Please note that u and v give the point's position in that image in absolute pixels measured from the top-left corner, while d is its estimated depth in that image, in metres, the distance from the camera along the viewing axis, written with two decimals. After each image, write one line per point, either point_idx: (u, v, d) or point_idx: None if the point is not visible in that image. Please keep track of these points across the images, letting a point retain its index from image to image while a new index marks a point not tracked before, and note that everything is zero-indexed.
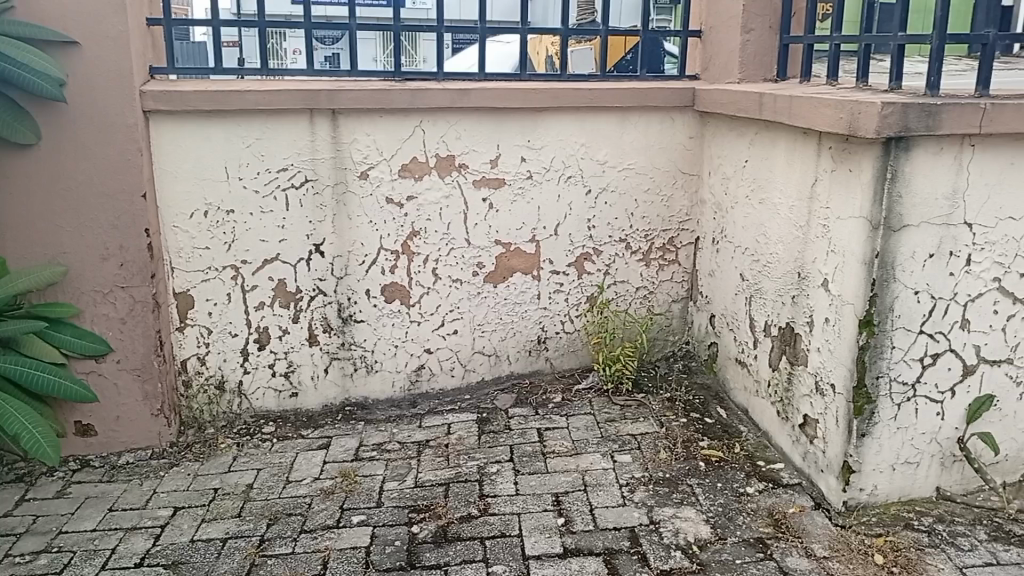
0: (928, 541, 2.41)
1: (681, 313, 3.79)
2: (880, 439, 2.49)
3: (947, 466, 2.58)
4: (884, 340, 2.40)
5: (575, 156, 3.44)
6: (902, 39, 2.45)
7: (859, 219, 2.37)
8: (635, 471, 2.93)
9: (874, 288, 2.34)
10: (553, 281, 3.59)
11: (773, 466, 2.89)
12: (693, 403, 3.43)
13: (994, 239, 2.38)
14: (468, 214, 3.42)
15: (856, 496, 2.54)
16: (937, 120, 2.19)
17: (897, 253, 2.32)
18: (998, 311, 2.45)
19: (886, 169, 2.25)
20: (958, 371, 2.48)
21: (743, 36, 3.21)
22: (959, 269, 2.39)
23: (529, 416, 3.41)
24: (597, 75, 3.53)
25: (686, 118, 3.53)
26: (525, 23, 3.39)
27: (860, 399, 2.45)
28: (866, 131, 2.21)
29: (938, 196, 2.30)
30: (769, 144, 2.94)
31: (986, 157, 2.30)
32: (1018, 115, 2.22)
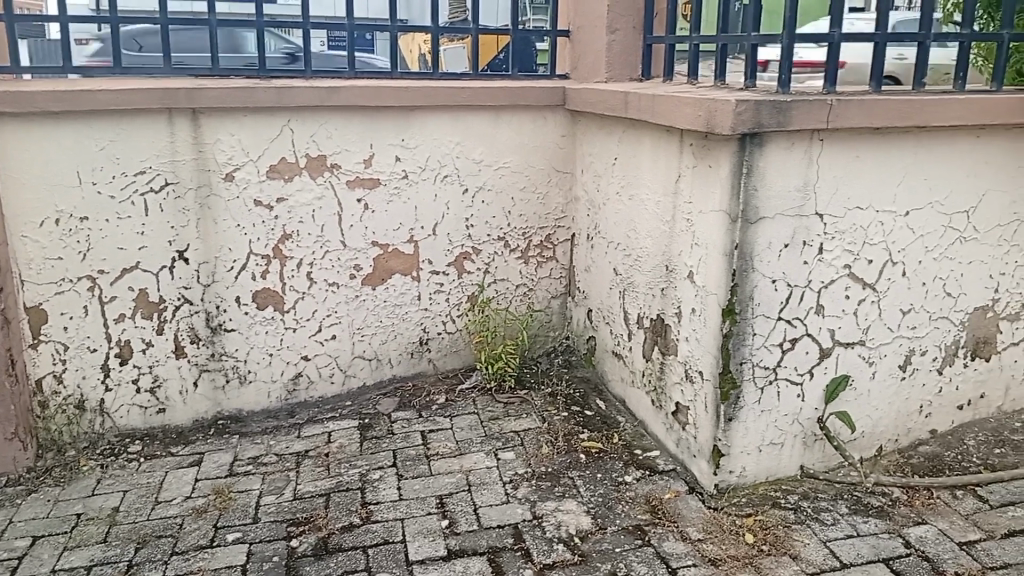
0: (795, 518, 2.54)
1: (561, 308, 3.85)
2: (747, 422, 2.60)
3: (809, 445, 2.72)
4: (746, 328, 2.50)
5: (450, 155, 3.42)
6: (755, 40, 2.57)
7: (719, 213, 2.46)
8: (518, 467, 2.94)
9: (734, 278, 2.45)
10: (433, 281, 3.56)
11: (650, 454, 2.97)
12: (573, 397, 3.48)
13: (843, 228, 2.52)
14: (342, 216, 3.34)
15: (726, 478, 2.64)
16: (787, 117, 2.30)
17: (754, 244, 2.43)
18: (850, 295, 2.60)
19: (742, 164, 2.36)
20: (815, 355, 2.62)
21: (609, 36, 3.27)
22: (812, 258, 2.52)
23: (413, 419, 3.36)
24: (469, 74, 3.53)
25: (557, 116, 3.57)
26: (395, 20, 3.34)
27: (726, 385, 2.54)
28: (722, 128, 2.30)
29: (790, 189, 2.42)
30: (636, 140, 3.01)
31: (834, 151, 2.43)
32: (861, 110, 2.36)
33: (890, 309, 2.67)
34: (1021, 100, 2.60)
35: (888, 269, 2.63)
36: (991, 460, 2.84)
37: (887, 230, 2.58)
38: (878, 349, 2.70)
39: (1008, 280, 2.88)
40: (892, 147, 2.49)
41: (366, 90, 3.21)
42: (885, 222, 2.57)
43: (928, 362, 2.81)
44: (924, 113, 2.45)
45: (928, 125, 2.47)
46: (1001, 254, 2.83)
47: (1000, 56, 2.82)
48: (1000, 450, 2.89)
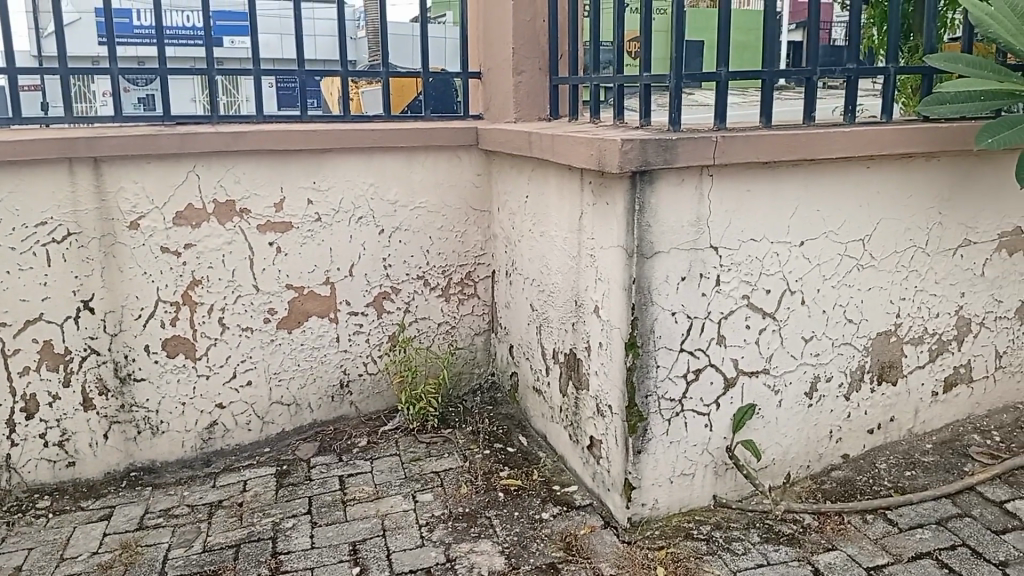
0: (706, 548, 2.54)
1: (485, 345, 3.84)
2: (655, 454, 2.64)
3: (720, 474, 2.76)
4: (649, 360, 2.57)
5: (364, 196, 3.42)
6: (646, 79, 2.68)
7: (618, 248, 2.54)
8: (435, 509, 2.90)
9: (634, 312, 2.52)
10: (352, 322, 3.52)
11: (567, 489, 2.97)
12: (496, 434, 3.46)
13: (739, 260, 2.62)
14: (255, 259, 3.30)
15: (639, 511, 2.66)
16: (673, 154, 2.40)
17: (651, 277, 2.51)
18: (750, 325, 2.69)
19: (634, 201, 2.44)
20: (720, 385, 2.69)
21: (515, 76, 3.40)
22: (710, 290, 2.60)
23: (332, 464, 3.30)
24: (382, 117, 3.56)
25: (473, 155, 3.60)
26: (302, 65, 3.36)
27: (633, 418, 2.59)
28: (612, 166, 2.39)
29: (683, 223, 2.51)
30: (543, 178, 3.11)
31: (723, 186, 2.53)
32: (746, 146, 2.46)
33: (791, 337, 2.76)
34: (906, 131, 2.71)
35: (787, 298, 2.72)
36: (900, 482, 2.89)
37: (783, 261, 2.68)
38: (782, 377, 2.77)
39: (909, 306, 2.96)
40: (781, 179, 2.60)
41: (275, 134, 3.20)
42: (780, 252, 2.67)
43: (835, 388, 2.88)
44: (808, 147, 2.56)
45: (815, 158, 2.58)
46: (900, 279, 2.91)
47: (886, 89, 2.93)
48: (909, 472, 2.95)
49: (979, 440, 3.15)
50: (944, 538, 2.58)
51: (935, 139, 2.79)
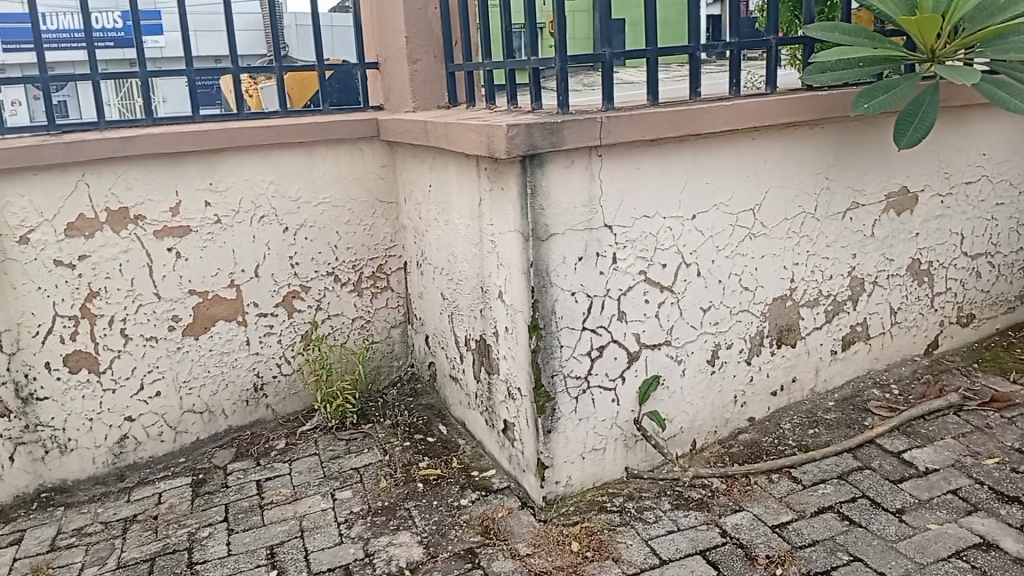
0: (619, 520, 2.61)
1: (402, 337, 3.83)
2: (566, 432, 2.69)
3: (631, 447, 2.83)
4: (552, 341, 2.60)
5: (264, 195, 3.36)
6: (534, 64, 2.71)
7: (515, 233, 2.56)
8: (353, 505, 2.89)
9: (534, 295, 2.55)
10: (262, 324, 3.47)
11: (485, 474, 3.00)
12: (416, 425, 3.46)
13: (633, 237, 2.67)
14: (153, 267, 3.22)
15: (553, 490, 2.71)
16: (560, 137, 2.42)
17: (548, 259, 2.54)
18: (649, 300, 2.75)
19: (526, 185, 2.46)
20: (624, 359, 2.75)
21: (411, 66, 3.40)
22: (607, 268, 2.65)
23: (249, 469, 3.26)
24: (279, 112, 3.49)
25: (375, 147, 3.57)
26: (189, 64, 3.27)
27: (541, 399, 2.63)
28: (500, 151, 2.40)
29: (577, 204, 2.54)
30: (443, 167, 3.11)
31: (613, 165, 2.57)
32: (630, 125, 2.50)
33: (690, 308, 2.84)
34: (786, 101, 2.79)
35: (682, 271, 2.79)
36: (804, 441, 3.01)
37: (677, 235, 2.75)
38: (684, 347, 2.86)
39: (802, 270, 3.07)
40: (670, 155, 2.66)
41: (164, 137, 3.10)
42: (673, 226, 2.73)
43: (735, 354, 2.99)
44: (693, 122, 2.62)
45: (700, 132, 2.64)
46: (791, 245, 3.02)
47: (771, 61, 3.01)
48: (812, 430, 3.06)
49: (878, 394, 3.29)
50: (845, 491, 2.69)
51: (816, 107, 2.88)
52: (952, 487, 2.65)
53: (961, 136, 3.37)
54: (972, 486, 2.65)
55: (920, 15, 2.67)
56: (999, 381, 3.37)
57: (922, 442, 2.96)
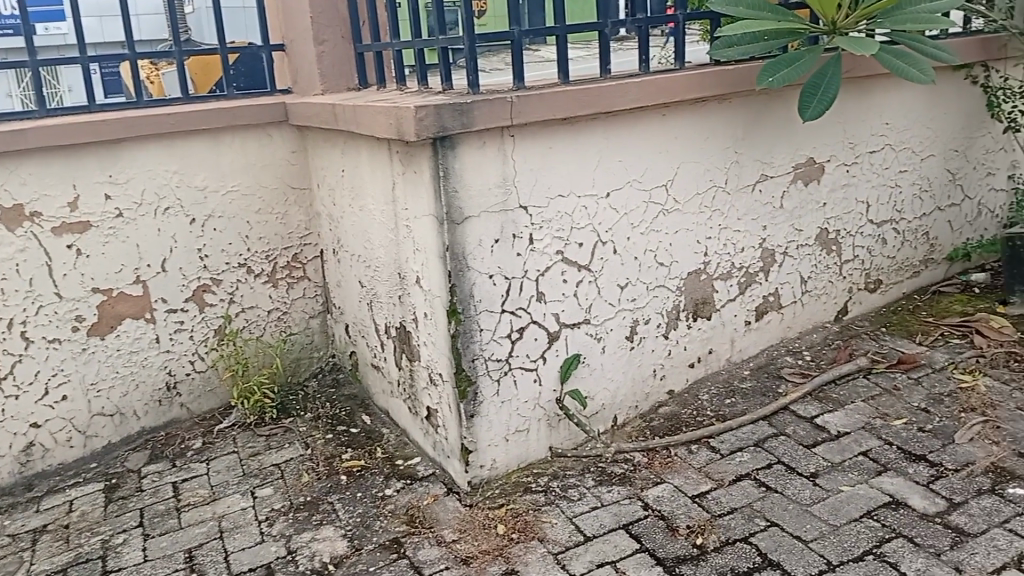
0: (544, 500, 2.62)
1: (321, 327, 3.74)
2: (489, 416, 2.68)
3: (554, 426, 2.84)
4: (471, 325, 2.58)
5: (168, 186, 3.23)
6: (442, 43, 2.66)
7: (429, 217, 2.52)
8: (275, 502, 2.82)
9: (451, 279, 2.52)
10: (172, 320, 3.35)
11: (410, 462, 2.97)
12: (338, 417, 3.40)
13: (549, 217, 2.66)
14: (52, 266, 3.06)
15: (478, 473, 2.71)
16: (470, 118, 2.39)
17: (464, 243, 2.51)
18: (567, 279, 2.75)
19: (438, 168, 2.42)
20: (544, 340, 2.75)
21: (317, 47, 3.30)
22: (524, 249, 2.64)
23: (166, 471, 3.15)
24: (181, 99, 3.34)
25: (283, 133, 3.46)
26: (82, 51, 3.09)
27: (462, 383, 2.61)
28: (409, 134, 2.36)
29: (490, 186, 2.52)
30: (354, 151, 3.04)
31: (525, 146, 2.55)
32: (541, 104, 2.49)
33: (608, 286, 2.86)
34: (694, 78, 2.83)
35: (599, 249, 2.80)
36: (722, 411, 3.07)
37: (592, 213, 2.75)
38: (603, 325, 2.88)
39: (715, 243, 3.12)
40: (581, 134, 2.66)
41: (58, 128, 2.94)
42: (588, 205, 2.74)
43: (654, 329, 3.03)
44: (603, 100, 2.62)
45: (610, 110, 2.65)
46: (704, 220, 3.06)
47: (678, 36, 3.03)
48: (730, 400, 3.13)
49: (792, 361, 3.39)
50: (761, 458, 2.76)
51: (723, 83, 2.92)
52: (863, 449, 2.75)
53: (863, 107, 3.47)
54: (881, 447, 2.75)
55: None
56: (905, 343, 3.50)
57: (834, 406, 3.06)
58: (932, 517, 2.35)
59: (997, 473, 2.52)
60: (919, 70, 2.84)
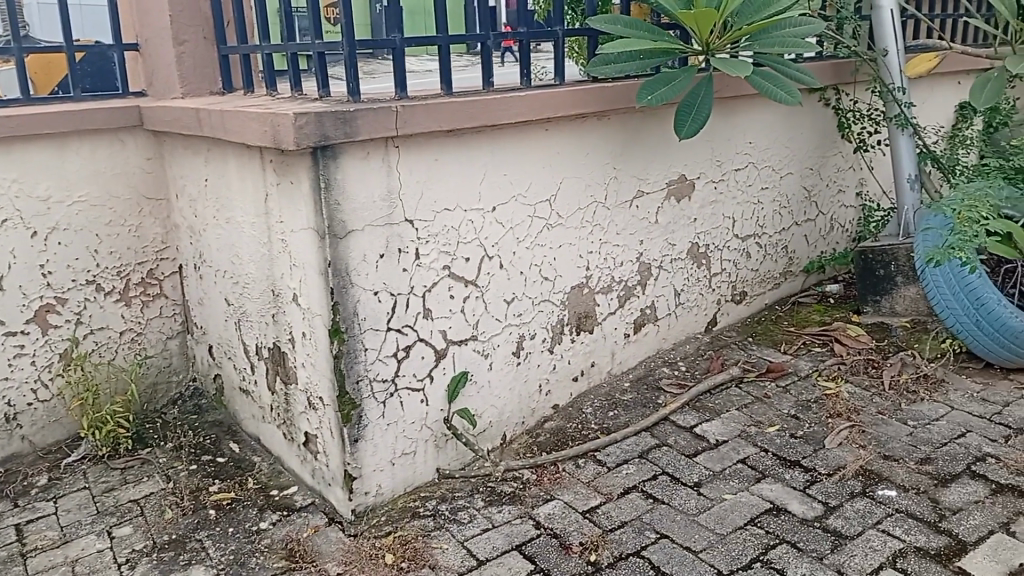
0: (433, 524, 2.53)
1: (181, 348, 3.47)
2: (373, 439, 2.57)
3: (441, 447, 2.77)
4: (355, 344, 2.47)
5: (6, 196, 2.91)
6: (319, 49, 2.53)
7: (309, 230, 2.40)
8: (136, 542, 2.57)
9: (334, 296, 2.40)
10: (11, 344, 3.01)
11: (286, 492, 2.80)
12: (203, 445, 3.16)
13: (435, 231, 2.59)
14: None
15: (363, 501, 2.58)
16: (353, 127, 2.30)
17: (347, 258, 2.40)
18: (454, 295, 2.69)
19: (319, 179, 2.31)
20: (431, 358, 2.67)
21: (177, 48, 3.08)
22: (410, 264, 2.55)
23: (5, 513, 2.81)
24: (20, 99, 3.02)
25: (138, 139, 3.20)
26: None
27: (346, 407, 2.49)
28: (288, 143, 2.24)
29: (374, 198, 2.42)
30: (221, 159, 2.84)
31: (410, 157, 2.48)
32: (426, 115, 2.43)
33: (494, 301, 2.81)
34: (577, 93, 2.84)
35: (485, 264, 2.75)
36: (606, 423, 3.09)
37: (478, 228, 2.70)
38: (490, 341, 2.83)
39: (596, 258, 3.15)
40: (467, 147, 2.60)
41: None
42: (474, 219, 2.68)
43: (539, 344, 3.01)
44: (489, 113, 2.58)
45: (496, 123, 2.62)
46: (586, 234, 3.08)
47: (558, 51, 3.03)
48: (612, 413, 3.15)
49: (669, 372, 3.46)
50: (646, 470, 2.79)
51: (603, 99, 2.95)
52: (741, 457, 2.84)
53: (730, 126, 3.61)
54: (758, 455, 2.85)
55: (697, 12, 2.80)
56: (771, 352, 3.66)
57: (711, 416, 3.14)
58: (811, 521, 2.45)
59: (865, 475, 2.66)
60: (787, 92, 3.01)
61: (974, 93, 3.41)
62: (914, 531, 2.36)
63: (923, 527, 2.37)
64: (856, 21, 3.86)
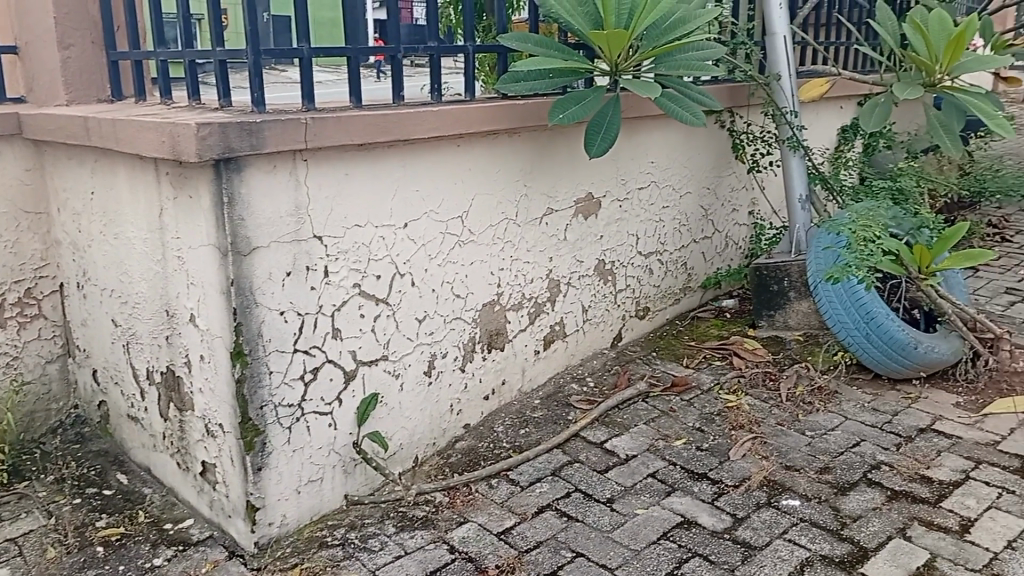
0: (342, 554, 2.43)
1: (61, 374, 3.22)
2: (278, 467, 2.46)
3: (349, 472, 2.67)
4: (259, 367, 2.35)
5: None
6: (220, 56, 2.41)
7: (209, 247, 2.27)
8: None
9: (237, 317, 2.28)
10: None
11: (181, 526, 2.63)
12: (87, 477, 2.93)
13: (345, 248, 2.51)
14: None
15: (266, 533, 2.46)
16: (260, 139, 2.20)
17: (252, 276, 2.28)
18: (364, 314, 2.61)
19: (222, 193, 2.19)
20: (339, 380, 2.57)
21: (62, 52, 2.87)
22: (318, 282, 2.46)
23: None
24: None
25: (15, 148, 2.96)
26: None
27: (249, 434, 2.36)
28: (188, 154, 2.12)
29: (280, 214, 2.32)
30: (110, 169, 2.66)
31: (318, 171, 2.39)
32: (337, 128, 2.35)
33: (405, 320, 2.74)
34: (489, 110, 2.83)
35: (397, 281, 2.68)
36: (517, 442, 3.06)
37: (390, 244, 2.63)
38: (401, 361, 2.76)
39: (507, 274, 3.13)
40: (379, 161, 2.54)
41: None
42: (386, 236, 2.61)
43: (450, 363, 2.96)
44: (402, 126, 2.53)
45: (409, 138, 2.56)
46: (497, 251, 3.06)
47: (468, 67, 3.01)
48: (523, 431, 3.13)
49: (578, 389, 3.47)
50: (559, 487, 2.77)
51: (514, 116, 2.94)
52: (651, 471, 2.86)
53: (634, 145, 3.68)
54: (667, 468, 2.88)
55: (608, 31, 2.85)
56: (674, 367, 3.74)
57: (620, 431, 3.16)
58: (721, 533, 2.49)
59: (770, 486, 2.74)
60: (692, 113, 3.11)
61: (863, 116, 3.60)
62: (819, 539, 2.44)
63: (827, 536, 2.46)
64: (750, 47, 4.03)
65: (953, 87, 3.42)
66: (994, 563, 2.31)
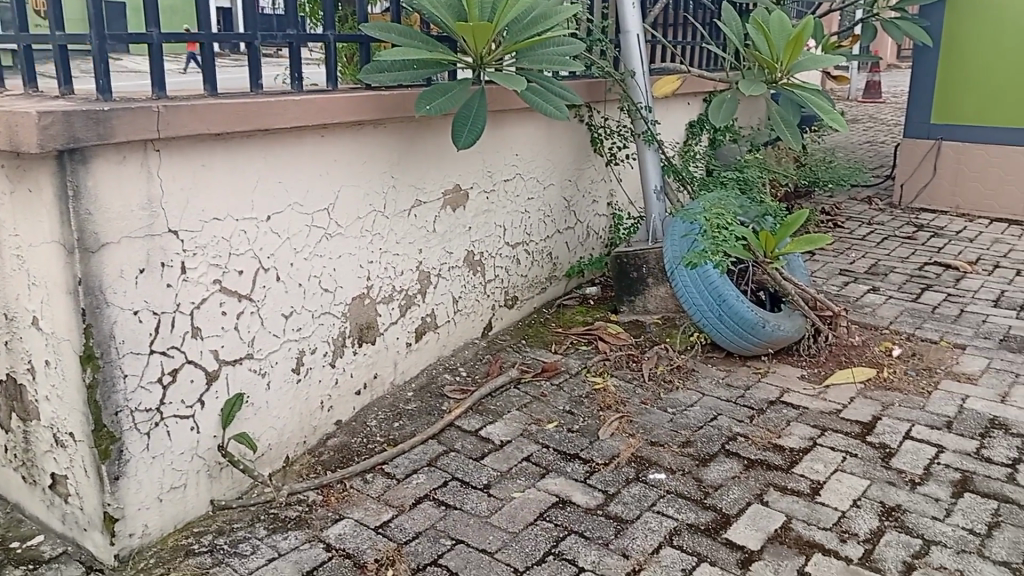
0: (211, 561, 2.33)
1: None
2: (137, 475, 2.32)
3: (215, 476, 2.56)
4: (113, 371, 2.21)
5: None
6: (59, 41, 2.24)
7: (52, 244, 2.11)
8: None
9: (86, 318, 2.13)
10: None
11: (31, 543, 2.44)
12: None
13: (204, 243, 2.40)
14: None
15: (126, 544, 2.32)
16: (109, 128, 2.07)
17: (101, 274, 2.14)
18: (226, 311, 2.50)
19: (66, 186, 2.04)
20: (201, 381, 2.46)
21: None
22: (175, 280, 2.34)
23: None
24: None
25: None
26: None
27: (103, 441, 2.23)
28: (28, 143, 1.97)
29: (132, 207, 2.19)
30: None
31: (173, 163, 2.27)
32: (192, 117, 2.25)
33: (271, 316, 2.66)
34: (353, 100, 2.78)
35: (260, 277, 2.60)
36: (391, 435, 3.03)
37: (252, 238, 2.54)
38: (267, 359, 2.67)
39: (376, 267, 3.09)
40: (237, 152, 2.44)
41: None
42: (247, 230, 2.52)
43: (319, 359, 2.89)
44: (261, 116, 2.45)
45: (269, 129, 2.48)
46: (365, 244, 3.02)
47: (329, 56, 2.94)
48: (397, 423, 3.11)
49: (450, 379, 3.48)
50: (436, 477, 2.77)
51: (379, 107, 2.91)
52: (525, 455, 2.92)
53: (498, 138, 3.73)
54: (541, 451, 2.95)
55: (474, 24, 2.87)
56: (543, 353, 3.82)
57: (494, 418, 3.20)
58: (594, 510, 2.58)
59: (637, 462, 2.86)
60: (555, 106, 3.18)
61: (712, 111, 3.81)
62: (684, 509, 2.58)
63: (692, 505, 2.59)
64: (605, 44, 4.17)
65: (791, 83, 3.71)
66: (841, 520, 2.52)
